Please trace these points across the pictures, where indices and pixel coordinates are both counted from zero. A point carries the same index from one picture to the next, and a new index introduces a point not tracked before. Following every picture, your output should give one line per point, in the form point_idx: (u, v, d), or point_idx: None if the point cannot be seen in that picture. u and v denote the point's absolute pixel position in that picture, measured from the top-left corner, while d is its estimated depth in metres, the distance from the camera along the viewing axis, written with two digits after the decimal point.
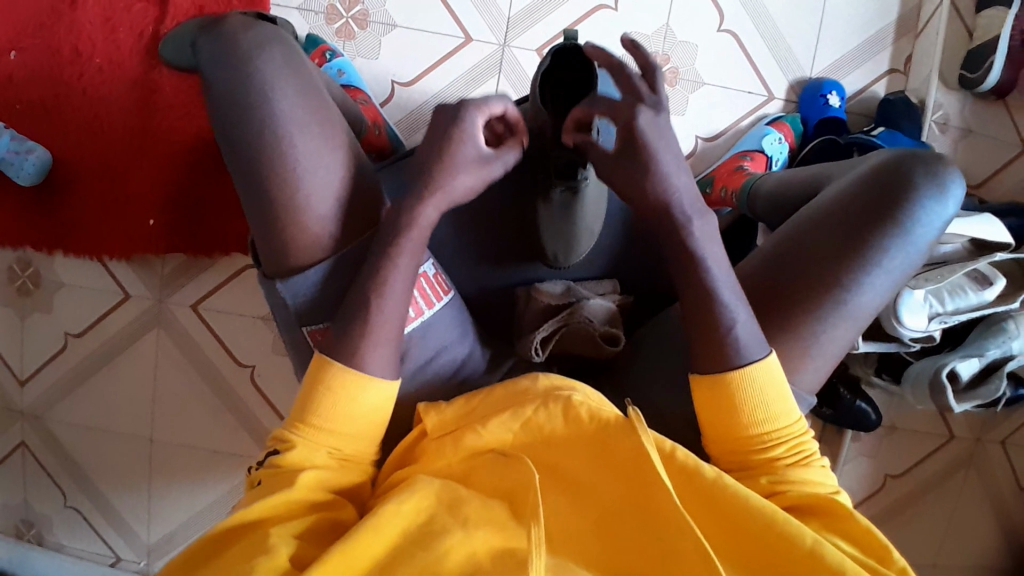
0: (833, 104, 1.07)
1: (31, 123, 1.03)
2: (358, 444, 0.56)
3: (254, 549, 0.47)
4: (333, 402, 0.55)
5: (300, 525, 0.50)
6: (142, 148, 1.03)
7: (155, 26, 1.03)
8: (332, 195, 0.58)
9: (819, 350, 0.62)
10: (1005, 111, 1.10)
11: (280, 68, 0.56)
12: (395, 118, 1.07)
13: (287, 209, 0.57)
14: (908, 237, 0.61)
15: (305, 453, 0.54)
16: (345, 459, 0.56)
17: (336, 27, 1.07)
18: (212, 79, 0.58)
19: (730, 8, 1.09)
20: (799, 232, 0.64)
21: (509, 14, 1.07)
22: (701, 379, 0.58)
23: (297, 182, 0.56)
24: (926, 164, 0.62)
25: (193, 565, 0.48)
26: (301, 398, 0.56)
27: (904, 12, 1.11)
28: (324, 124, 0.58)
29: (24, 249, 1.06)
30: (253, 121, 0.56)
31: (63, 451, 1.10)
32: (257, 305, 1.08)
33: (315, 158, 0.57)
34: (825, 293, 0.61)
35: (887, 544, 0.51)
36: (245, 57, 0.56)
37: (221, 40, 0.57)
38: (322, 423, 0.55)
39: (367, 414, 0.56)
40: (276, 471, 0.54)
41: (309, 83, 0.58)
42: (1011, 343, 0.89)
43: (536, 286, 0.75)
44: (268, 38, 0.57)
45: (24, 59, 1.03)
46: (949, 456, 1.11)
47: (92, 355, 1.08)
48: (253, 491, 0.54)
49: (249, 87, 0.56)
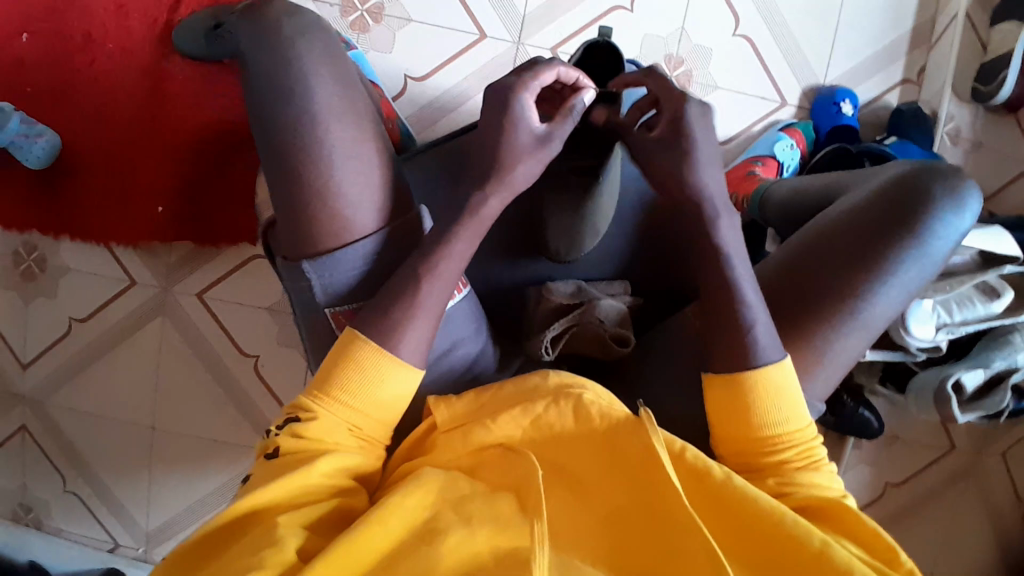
0: (846, 111, 1.07)
1: (40, 106, 1.02)
2: (379, 426, 0.56)
3: (261, 541, 0.46)
4: (361, 381, 0.55)
5: (312, 514, 0.49)
6: (153, 135, 1.03)
7: (169, 13, 1.03)
8: (363, 185, 0.58)
9: (831, 360, 0.62)
10: (1016, 124, 1.10)
11: (319, 58, 0.58)
12: (407, 113, 1.07)
13: (316, 195, 0.57)
14: (923, 248, 0.62)
15: (327, 428, 0.54)
16: (363, 439, 0.56)
17: (351, 20, 1.06)
18: (250, 64, 0.58)
19: (745, 13, 1.09)
20: (813, 240, 0.65)
21: (524, 12, 1.07)
22: (716, 377, 0.58)
23: (327, 168, 0.57)
24: (943, 178, 0.63)
25: (203, 555, 0.48)
26: (326, 368, 0.56)
27: (919, 23, 1.11)
28: (358, 114, 0.59)
29: (30, 232, 1.06)
30: (289, 106, 0.57)
31: (63, 437, 1.09)
32: (263, 296, 1.08)
33: (348, 147, 0.58)
34: (839, 301, 0.61)
35: (894, 546, 0.51)
36: (285, 42, 0.57)
37: (259, 26, 0.58)
38: (346, 399, 0.54)
39: (391, 397, 0.56)
40: (296, 442, 0.53)
41: (346, 74, 0.60)
42: (1016, 356, 0.89)
43: (546, 286, 0.74)
44: (306, 26, 0.58)
45: (36, 42, 1.02)
46: (949, 467, 1.11)
47: (96, 341, 1.08)
48: (269, 463, 0.53)
49: (287, 73, 0.57)
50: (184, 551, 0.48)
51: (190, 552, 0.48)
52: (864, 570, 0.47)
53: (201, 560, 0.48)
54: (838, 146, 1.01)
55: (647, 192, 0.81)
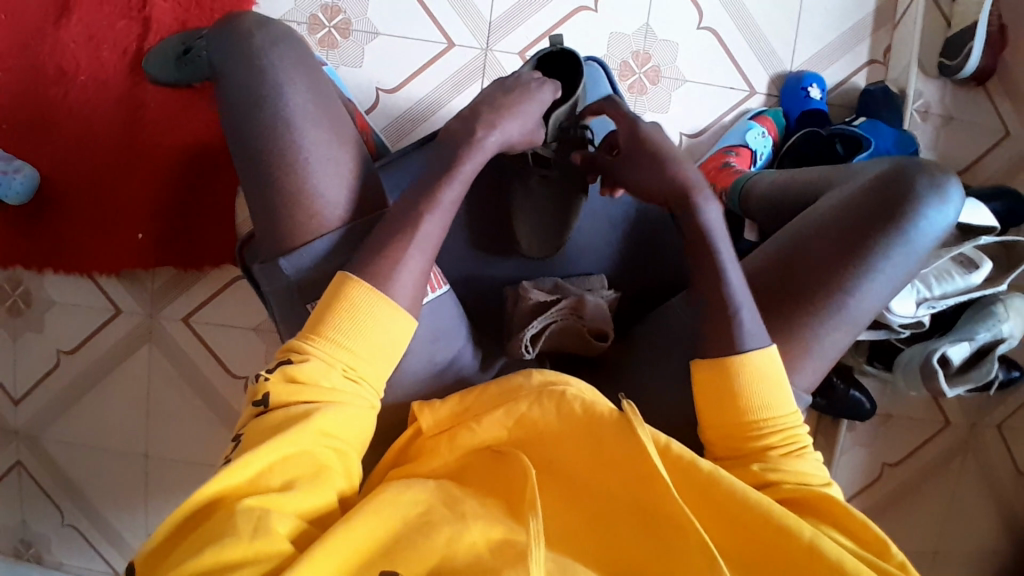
0: (813, 95, 1.07)
1: (17, 141, 1.02)
2: (372, 369, 0.54)
3: (255, 513, 0.44)
4: (353, 321, 0.54)
5: (308, 488, 0.48)
6: (132, 162, 1.04)
7: (138, 42, 1.03)
8: (339, 186, 0.60)
9: (820, 352, 0.63)
10: (986, 97, 1.11)
11: (292, 63, 0.59)
12: (382, 125, 1.07)
13: (292, 199, 0.58)
14: (908, 240, 0.62)
15: (320, 367, 0.52)
16: (358, 383, 0.54)
17: (319, 37, 1.07)
18: (218, 78, 0.60)
19: (709, 7, 1.10)
20: (799, 235, 0.65)
21: (490, 19, 1.08)
22: (700, 364, 0.59)
23: (303, 173, 0.58)
24: (927, 173, 0.64)
25: (186, 528, 0.46)
26: (318, 314, 0.55)
27: (882, 3, 1.12)
28: (334, 121, 0.60)
29: (14, 268, 1.06)
30: (261, 114, 0.58)
31: (59, 471, 1.09)
32: (249, 316, 1.08)
33: (324, 150, 0.59)
34: (823, 293, 0.62)
35: (885, 539, 0.51)
36: (254, 50, 0.58)
37: (224, 43, 0.59)
38: (340, 339, 0.54)
39: (383, 340, 0.55)
40: (289, 384, 0.52)
41: (319, 83, 0.61)
42: (1001, 326, 0.89)
43: (522, 285, 0.73)
44: (277, 36, 0.59)
45: (7, 78, 1.02)
46: (946, 442, 1.11)
47: (86, 373, 1.08)
48: (262, 415, 0.51)
49: (261, 79, 0.58)
50: (166, 531, 0.45)
51: (179, 526, 0.45)
52: (851, 562, 0.47)
53: (187, 529, 0.45)
54: (809, 129, 1.01)
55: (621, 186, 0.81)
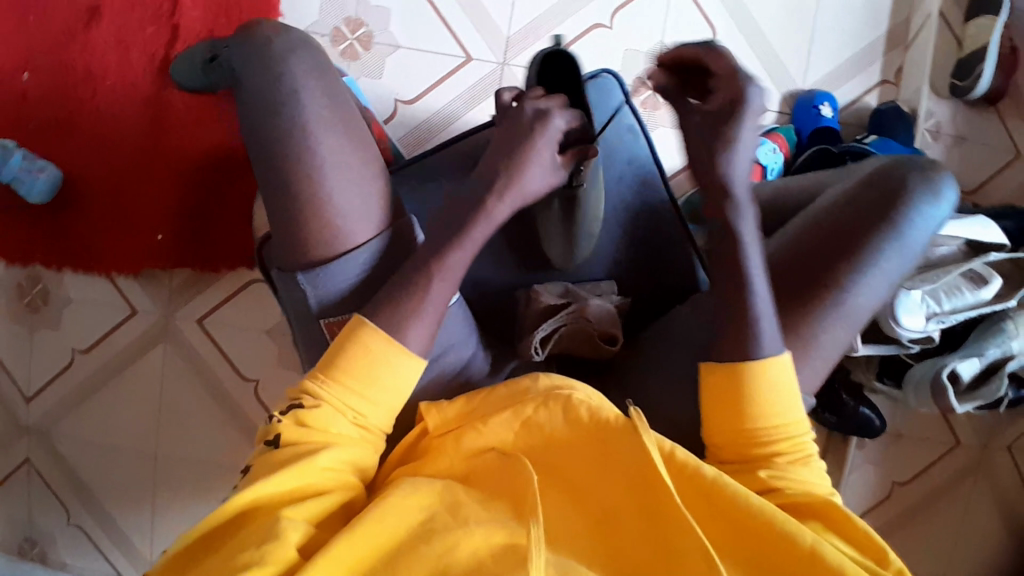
0: (825, 113, 1.08)
1: (43, 140, 1.05)
2: (380, 412, 0.55)
3: (261, 535, 0.46)
4: (365, 367, 0.54)
5: (315, 509, 0.50)
6: (154, 164, 1.06)
7: (166, 47, 1.06)
8: (355, 194, 0.60)
9: (821, 352, 0.63)
10: (997, 118, 1.12)
11: (306, 71, 0.61)
12: (399, 135, 1.10)
13: (309, 207, 0.59)
14: (901, 238, 0.63)
15: (328, 416, 0.53)
16: (366, 429, 0.55)
17: (341, 49, 1.09)
18: (240, 81, 0.62)
19: (723, 26, 1.12)
20: (797, 235, 0.66)
21: (508, 33, 1.11)
22: (713, 368, 0.59)
23: (319, 179, 0.59)
24: (920, 169, 0.65)
25: (201, 549, 0.48)
26: (331, 353, 0.55)
27: (894, 25, 1.14)
28: (346, 123, 0.61)
29: (33, 266, 1.08)
30: (285, 112, 0.59)
31: (68, 467, 1.10)
32: (262, 319, 1.09)
33: (338, 156, 0.60)
34: (836, 300, 0.62)
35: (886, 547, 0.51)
36: (272, 57, 0.60)
37: (247, 47, 0.61)
38: (351, 384, 0.54)
39: (393, 385, 0.55)
40: (299, 428, 0.53)
41: (337, 89, 0.62)
42: (1010, 343, 0.89)
43: (534, 288, 0.75)
44: (294, 42, 0.61)
45: (38, 79, 1.06)
46: (957, 463, 1.10)
47: (99, 370, 1.09)
48: (272, 450, 0.53)
49: (270, 89, 0.60)
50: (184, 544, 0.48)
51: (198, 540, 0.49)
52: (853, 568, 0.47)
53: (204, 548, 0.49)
54: (818, 148, 1.02)
55: (632, 196, 0.82)
